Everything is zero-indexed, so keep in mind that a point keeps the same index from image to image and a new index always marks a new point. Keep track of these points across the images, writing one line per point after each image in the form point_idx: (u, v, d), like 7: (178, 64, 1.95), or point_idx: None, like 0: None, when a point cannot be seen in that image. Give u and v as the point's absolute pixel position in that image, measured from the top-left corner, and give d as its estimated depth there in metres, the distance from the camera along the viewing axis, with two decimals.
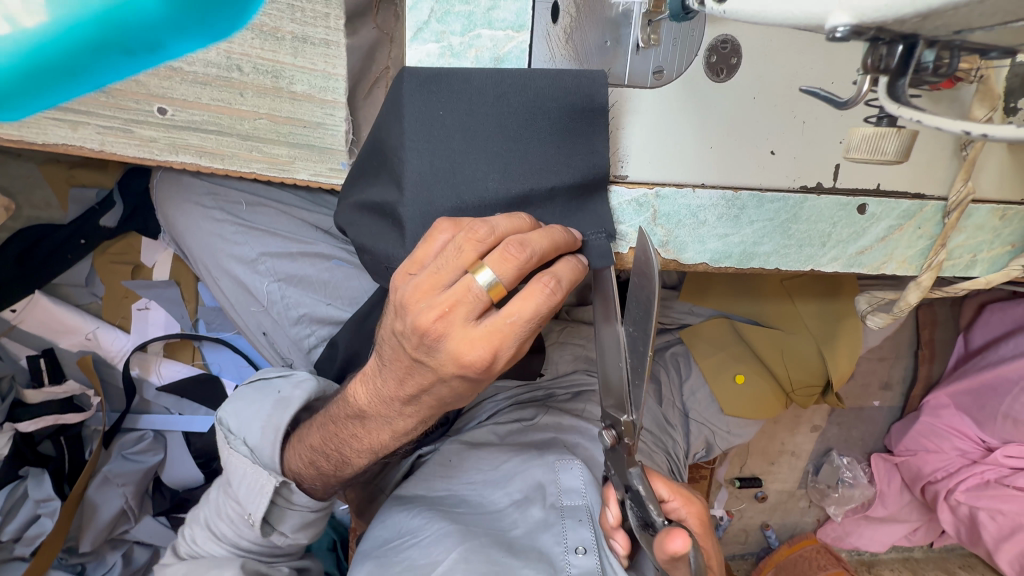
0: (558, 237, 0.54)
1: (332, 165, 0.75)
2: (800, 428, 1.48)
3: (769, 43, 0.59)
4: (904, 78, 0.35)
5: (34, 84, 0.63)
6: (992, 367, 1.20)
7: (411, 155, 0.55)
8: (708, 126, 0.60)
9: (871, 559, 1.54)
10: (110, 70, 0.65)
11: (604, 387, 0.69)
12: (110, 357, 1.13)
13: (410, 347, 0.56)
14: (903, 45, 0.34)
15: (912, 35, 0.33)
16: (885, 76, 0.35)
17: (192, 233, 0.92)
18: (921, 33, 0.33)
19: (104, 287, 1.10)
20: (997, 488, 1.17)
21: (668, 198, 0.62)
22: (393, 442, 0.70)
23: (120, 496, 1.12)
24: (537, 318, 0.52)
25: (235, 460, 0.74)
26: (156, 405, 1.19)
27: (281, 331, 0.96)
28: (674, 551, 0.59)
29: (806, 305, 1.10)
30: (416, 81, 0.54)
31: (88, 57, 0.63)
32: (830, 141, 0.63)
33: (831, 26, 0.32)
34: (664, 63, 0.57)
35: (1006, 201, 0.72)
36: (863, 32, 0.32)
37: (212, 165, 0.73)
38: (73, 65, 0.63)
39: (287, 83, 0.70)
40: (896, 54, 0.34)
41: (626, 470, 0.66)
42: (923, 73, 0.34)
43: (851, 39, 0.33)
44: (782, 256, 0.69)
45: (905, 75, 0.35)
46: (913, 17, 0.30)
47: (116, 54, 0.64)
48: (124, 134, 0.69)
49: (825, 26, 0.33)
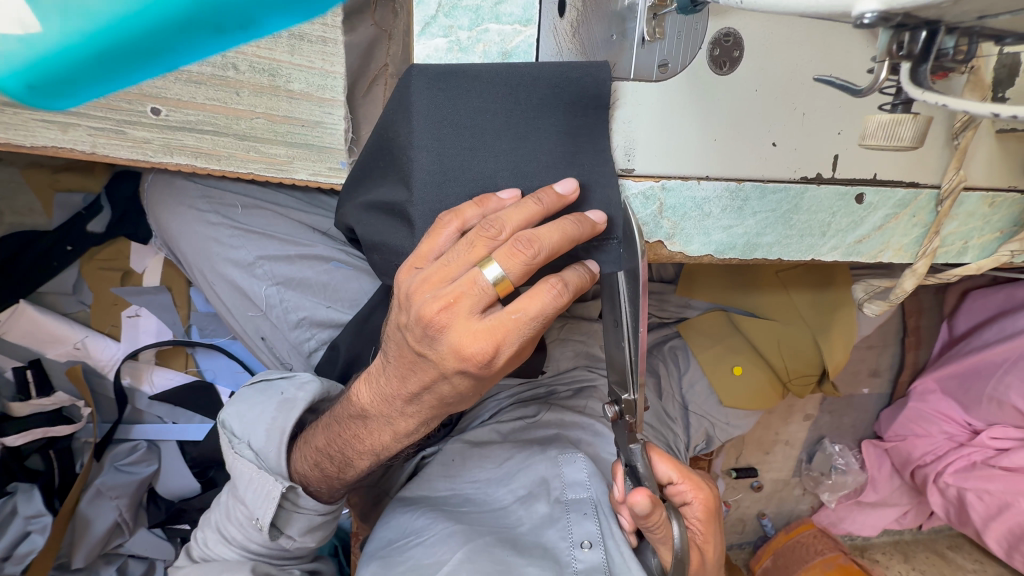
0: (570, 229, 0.52)
1: (332, 164, 0.74)
2: (794, 417, 1.50)
3: (770, 36, 0.60)
4: (927, 63, 0.37)
5: (104, 70, 0.61)
6: (977, 351, 1.23)
7: (420, 153, 0.55)
8: (713, 118, 0.61)
9: (864, 543, 1.57)
10: (196, 47, 0.63)
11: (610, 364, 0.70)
12: (100, 366, 1.10)
13: (414, 340, 0.56)
14: (926, 31, 0.35)
15: (935, 21, 0.34)
16: (909, 62, 0.37)
17: (186, 237, 0.90)
18: (944, 20, 0.34)
19: (92, 294, 1.07)
20: (983, 469, 1.20)
21: (674, 190, 0.62)
22: (398, 443, 0.69)
23: (114, 509, 1.08)
24: (542, 317, 0.52)
25: (239, 465, 0.72)
26: (149, 414, 1.16)
27: (281, 336, 0.94)
28: (636, 507, 0.67)
29: (801, 295, 1.12)
30: (424, 77, 0.54)
31: (172, 38, 0.61)
32: (830, 132, 0.65)
33: (859, 12, 0.33)
34: (668, 57, 0.57)
35: (995, 188, 0.74)
36: (891, 17, 0.33)
37: (207, 166, 0.71)
38: (153, 45, 0.61)
39: (284, 81, 0.68)
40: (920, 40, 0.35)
41: (628, 446, 0.69)
42: (944, 59, 0.37)
43: (879, 25, 0.34)
44: (784, 247, 0.70)
45: (926, 62, 0.37)
46: (941, 4, 0.31)
47: (204, 33, 0.62)
48: (116, 135, 0.67)
49: (853, 13, 0.33)
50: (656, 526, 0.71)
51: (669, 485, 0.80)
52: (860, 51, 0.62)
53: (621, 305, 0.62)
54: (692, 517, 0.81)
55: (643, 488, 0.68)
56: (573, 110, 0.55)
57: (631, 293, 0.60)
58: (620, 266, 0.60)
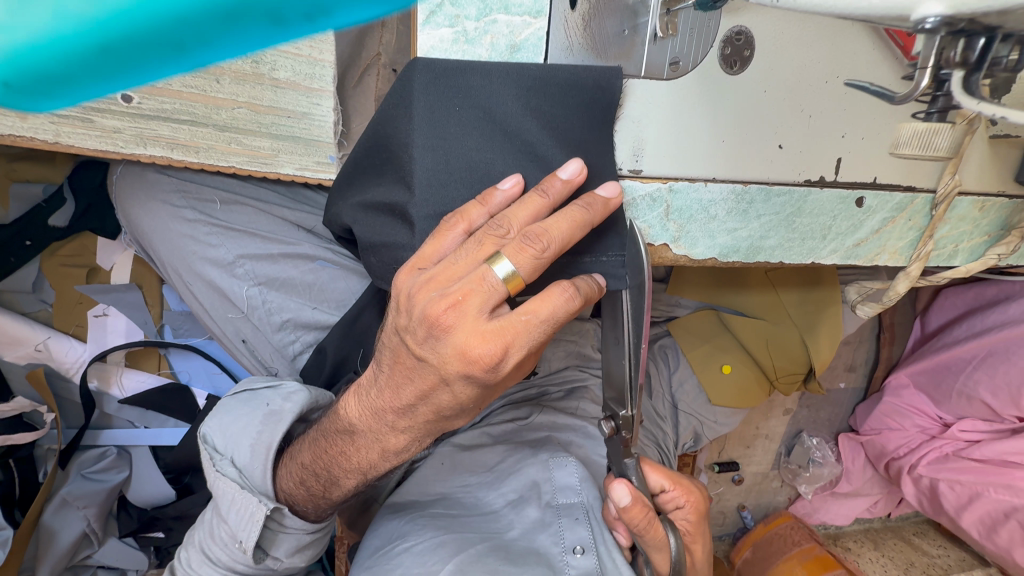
0: (580, 216, 0.50)
1: (320, 158, 0.71)
2: (774, 412, 1.54)
3: (780, 36, 0.59)
4: (979, 72, 0.36)
5: None
6: (947, 348, 1.25)
7: (423, 153, 0.52)
8: (722, 119, 0.60)
9: (836, 532, 1.60)
10: None
11: (605, 381, 0.68)
12: (64, 368, 1.03)
13: (414, 343, 0.52)
14: (984, 39, 0.35)
15: (994, 29, 0.34)
16: (962, 71, 0.37)
17: (158, 234, 0.85)
18: (1002, 28, 0.34)
19: (55, 293, 1.00)
20: (957, 461, 1.21)
21: (682, 192, 0.61)
22: (385, 461, 0.65)
23: (81, 519, 1.03)
24: (553, 321, 0.50)
25: (222, 484, 0.68)
26: (118, 419, 1.10)
27: (262, 339, 0.90)
28: (617, 502, 0.66)
29: (789, 294, 1.13)
30: (431, 71, 0.51)
31: None
32: (834, 134, 0.65)
33: (921, 17, 0.32)
34: (680, 54, 0.56)
35: (985, 193, 0.75)
36: (955, 22, 0.32)
37: (185, 158, 0.67)
38: None
39: (268, 68, 0.63)
40: (977, 47, 0.35)
41: (623, 460, 0.69)
42: (996, 69, 0.36)
43: (941, 29, 0.33)
44: (786, 250, 0.69)
45: (979, 70, 0.36)
46: (1005, 11, 0.31)
47: None
48: (83, 123, 0.61)
49: (913, 18, 0.33)
50: (646, 529, 0.68)
51: (660, 493, 0.80)
52: (868, 54, 0.62)
53: (622, 314, 0.60)
54: (682, 519, 0.82)
55: (623, 480, 0.67)
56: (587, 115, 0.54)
57: (634, 309, 0.59)
58: (623, 281, 0.59)
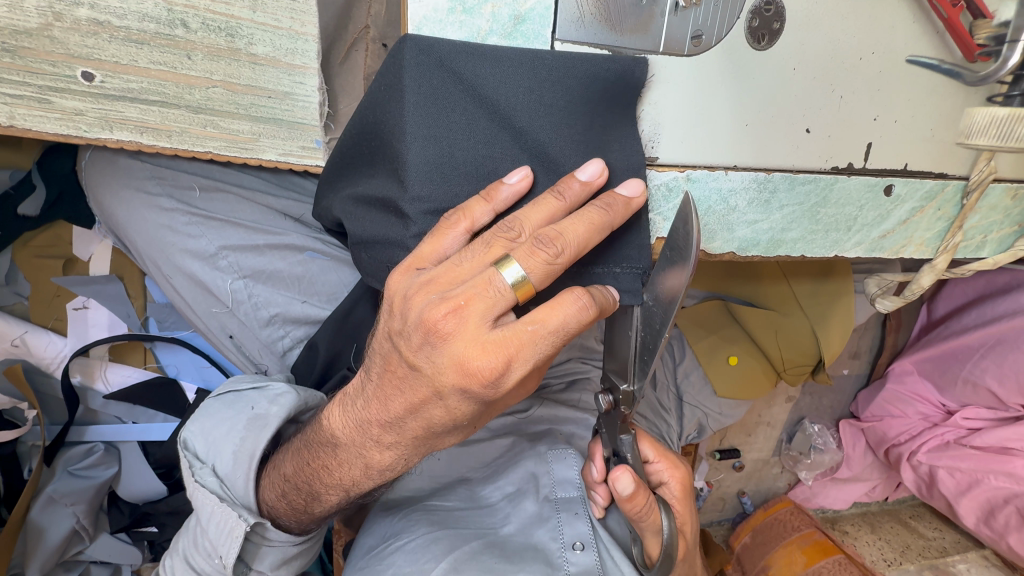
0: (599, 218, 0.45)
1: (305, 143, 0.65)
2: (777, 399, 1.51)
3: (815, 7, 0.53)
4: None
5: None
6: (955, 336, 1.20)
7: (415, 143, 0.47)
8: (746, 101, 0.54)
9: (834, 515, 1.58)
10: None
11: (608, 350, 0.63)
12: (44, 364, 0.99)
13: (408, 350, 0.48)
14: None
15: None
16: None
17: (133, 224, 0.79)
18: None
19: (30, 285, 0.95)
20: (957, 448, 1.18)
21: (700, 182, 0.56)
22: (369, 478, 0.61)
23: (70, 516, 0.99)
24: (562, 332, 0.45)
25: (201, 496, 0.65)
26: (105, 414, 1.05)
27: (250, 335, 0.86)
28: (620, 492, 0.62)
29: (801, 285, 1.08)
30: (425, 53, 0.46)
31: None
32: (865, 117, 0.59)
33: None
34: (703, 27, 0.50)
35: (1019, 180, 0.70)
36: None
37: (156, 144, 0.60)
38: None
39: (245, 43, 0.57)
40: None
41: (618, 436, 0.63)
42: None
43: None
44: (809, 242, 0.65)
45: None
46: None
47: None
48: (40, 104, 0.55)
49: None
50: (645, 514, 0.65)
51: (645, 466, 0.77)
52: (907, 28, 0.57)
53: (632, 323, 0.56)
54: (670, 497, 0.77)
55: (626, 467, 0.63)
56: (603, 114, 0.49)
57: (651, 326, 0.53)
58: (637, 298, 0.54)
